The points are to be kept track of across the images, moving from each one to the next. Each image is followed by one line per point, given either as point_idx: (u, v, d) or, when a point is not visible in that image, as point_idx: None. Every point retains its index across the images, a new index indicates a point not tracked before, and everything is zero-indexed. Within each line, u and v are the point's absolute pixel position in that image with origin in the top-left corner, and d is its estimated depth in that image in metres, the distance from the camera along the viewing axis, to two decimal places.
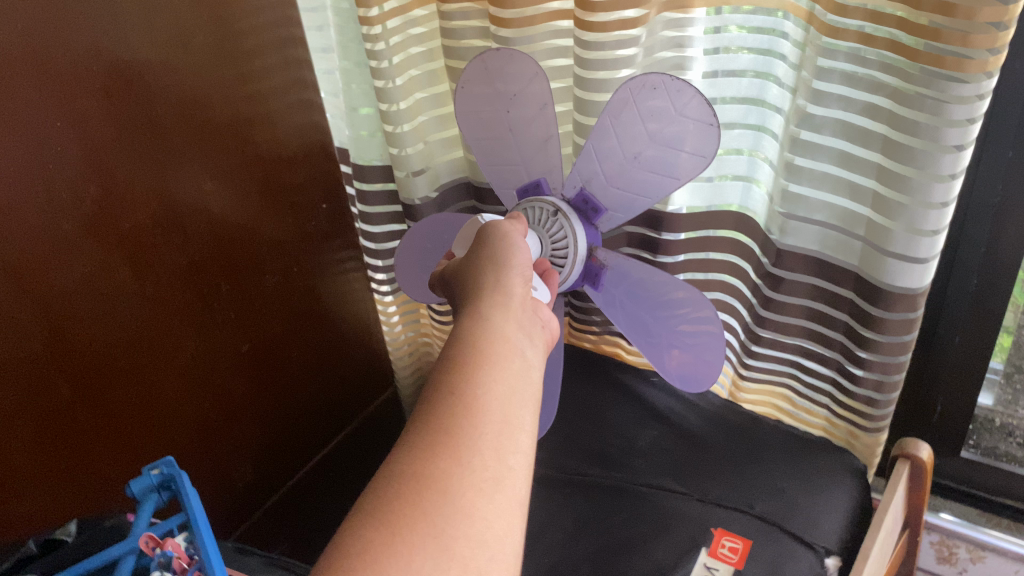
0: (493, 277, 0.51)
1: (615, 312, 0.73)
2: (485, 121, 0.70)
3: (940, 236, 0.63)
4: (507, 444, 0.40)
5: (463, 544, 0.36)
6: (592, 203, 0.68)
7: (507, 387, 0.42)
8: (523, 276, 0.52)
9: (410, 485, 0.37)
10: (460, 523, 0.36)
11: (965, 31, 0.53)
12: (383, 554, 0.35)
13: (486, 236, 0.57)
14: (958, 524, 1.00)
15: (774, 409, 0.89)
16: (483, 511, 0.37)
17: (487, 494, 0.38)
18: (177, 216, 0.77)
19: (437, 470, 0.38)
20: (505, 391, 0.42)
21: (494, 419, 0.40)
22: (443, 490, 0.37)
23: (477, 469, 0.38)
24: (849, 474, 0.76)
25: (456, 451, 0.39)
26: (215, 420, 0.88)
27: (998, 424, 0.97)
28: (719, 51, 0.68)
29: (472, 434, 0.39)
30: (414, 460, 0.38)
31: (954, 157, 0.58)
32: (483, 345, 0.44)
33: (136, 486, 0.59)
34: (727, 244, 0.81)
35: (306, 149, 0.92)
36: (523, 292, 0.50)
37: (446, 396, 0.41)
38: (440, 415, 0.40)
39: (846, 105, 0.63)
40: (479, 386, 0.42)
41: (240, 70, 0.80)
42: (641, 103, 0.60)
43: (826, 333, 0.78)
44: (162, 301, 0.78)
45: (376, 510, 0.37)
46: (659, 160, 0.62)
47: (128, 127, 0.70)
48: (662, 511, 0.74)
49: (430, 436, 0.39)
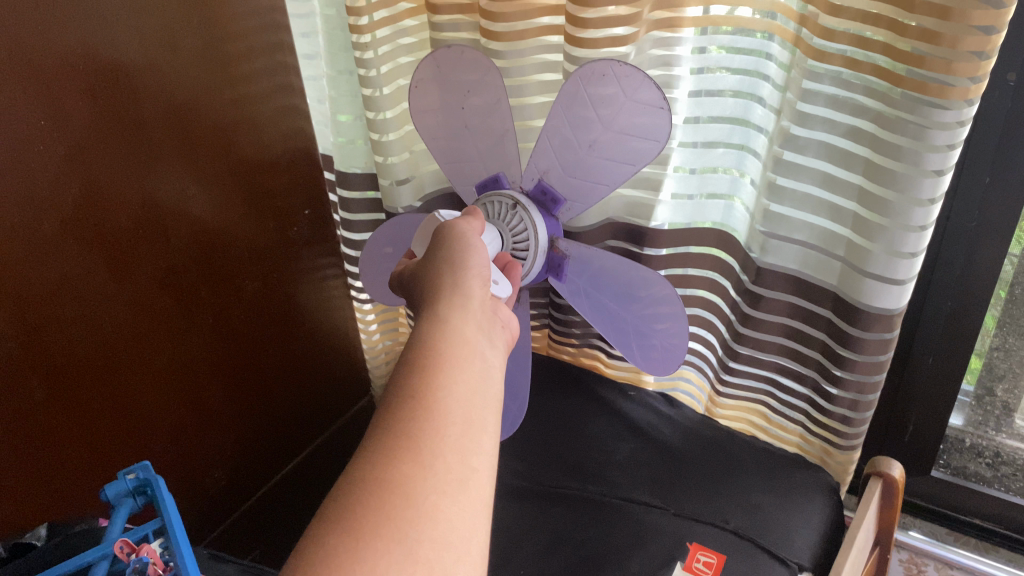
0: (451, 279, 0.51)
1: (581, 303, 0.73)
2: (441, 116, 0.69)
3: (918, 258, 0.64)
4: (468, 447, 0.41)
5: (428, 547, 0.36)
6: (551, 195, 0.68)
7: (468, 391, 0.43)
8: (481, 277, 0.53)
9: (372, 490, 0.37)
10: (424, 525, 0.37)
11: (948, 58, 0.55)
12: (352, 555, 0.35)
13: (441, 237, 0.57)
14: (926, 542, 1.01)
15: (750, 425, 0.90)
16: (447, 514, 0.38)
17: (451, 496, 0.38)
18: (158, 218, 0.76)
19: (398, 473, 0.38)
20: (464, 394, 0.43)
21: (456, 422, 0.41)
22: (407, 494, 0.37)
23: (440, 473, 0.39)
24: (822, 492, 0.78)
25: (417, 454, 0.39)
26: (191, 426, 0.87)
27: (968, 444, 0.99)
28: (703, 71, 0.69)
29: (433, 439, 0.40)
30: (379, 464, 0.38)
31: (933, 182, 0.60)
32: (440, 348, 0.45)
33: (110, 491, 0.58)
34: (707, 261, 0.81)
35: (289, 154, 0.91)
36: (481, 294, 0.51)
37: (406, 399, 0.41)
38: (400, 419, 0.40)
39: (830, 127, 0.64)
40: (439, 389, 0.42)
41: (227, 73, 0.80)
42: (590, 88, 0.60)
43: (803, 352, 0.79)
44: (141, 304, 0.77)
45: (337, 516, 0.36)
46: (615, 146, 0.62)
47: (113, 127, 0.70)
48: (642, 525, 0.74)
49: (391, 440, 0.39)
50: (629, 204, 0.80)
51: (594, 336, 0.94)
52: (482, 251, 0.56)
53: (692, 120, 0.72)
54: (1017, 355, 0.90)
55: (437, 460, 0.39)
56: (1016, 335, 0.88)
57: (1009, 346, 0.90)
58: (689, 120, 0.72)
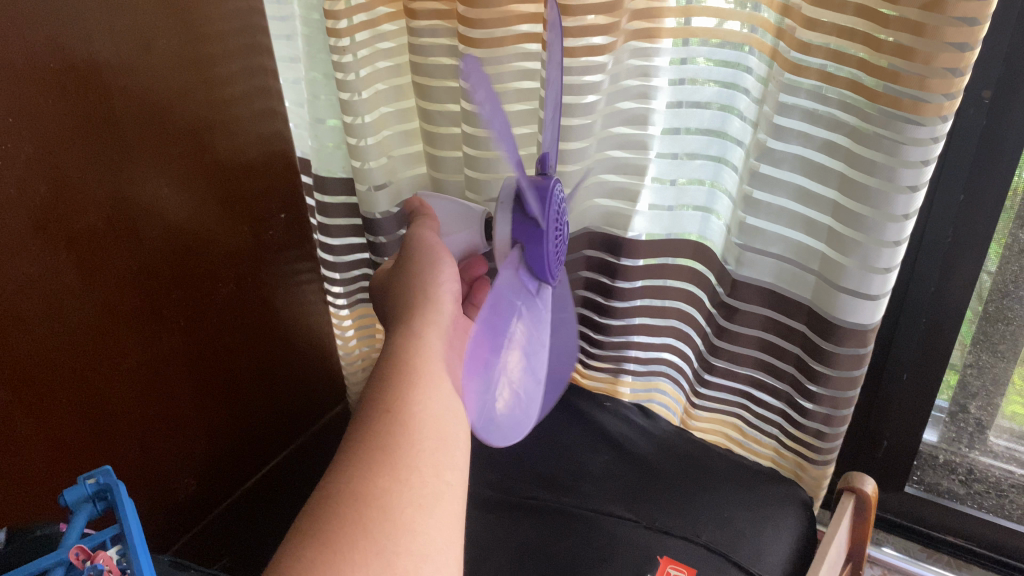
0: (421, 300, 0.54)
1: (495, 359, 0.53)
2: None
3: (891, 274, 0.64)
4: (442, 461, 0.44)
5: (406, 558, 0.38)
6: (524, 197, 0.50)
7: (440, 410, 0.46)
8: (451, 295, 0.56)
9: (350, 504, 0.40)
10: (402, 538, 0.39)
11: (922, 74, 0.55)
12: (340, 557, 0.37)
13: (410, 259, 0.58)
14: (900, 559, 1.01)
15: (724, 439, 0.90)
16: (423, 527, 0.40)
17: (427, 509, 0.41)
18: (129, 220, 0.75)
19: (375, 487, 0.41)
20: (436, 410, 0.46)
21: (431, 439, 0.44)
22: (384, 507, 0.40)
23: (416, 486, 0.42)
24: (795, 507, 0.77)
25: (394, 469, 0.42)
26: (159, 430, 0.86)
27: (941, 461, 0.99)
28: (685, 82, 0.68)
29: (408, 455, 0.43)
30: (354, 478, 0.41)
31: (907, 197, 0.60)
32: (417, 366, 0.48)
33: (70, 496, 0.57)
34: (684, 273, 0.81)
35: (266, 157, 0.90)
36: (450, 311, 0.55)
37: (381, 416, 0.45)
38: (375, 436, 0.43)
39: (805, 141, 0.64)
40: (413, 404, 0.46)
41: (204, 75, 0.79)
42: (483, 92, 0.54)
43: (777, 365, 0.78)
44: (110, 306, 0.76)
45: (315, 530, 0.39)
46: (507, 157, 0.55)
47: (84, 126, 0.69)
48: (614, 537, 0.74)
49: (368, 454, 0.42)
50: (606, 213, 0.80)
51: None
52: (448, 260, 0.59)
53: (670, 132, 0.72)
54: (989, 372, 0.91)
55: (413, 472, 0.42)
56: (989, 353, 0.89)
57: (982, 363, 0.90)
58: (668, 131, 0.72)
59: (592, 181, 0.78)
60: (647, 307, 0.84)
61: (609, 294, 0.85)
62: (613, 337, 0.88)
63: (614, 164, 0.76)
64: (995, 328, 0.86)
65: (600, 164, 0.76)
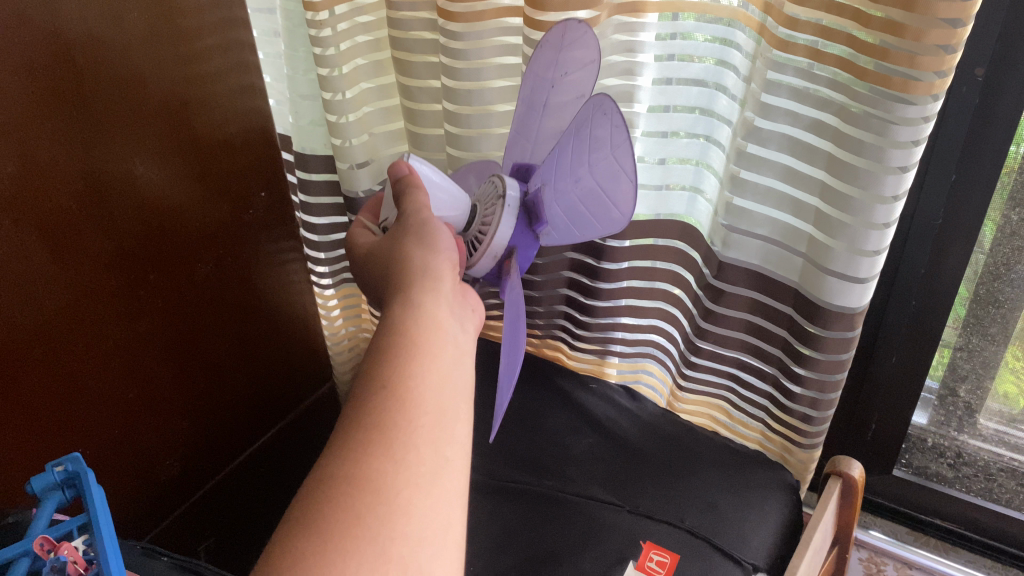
0: (420, 261, 0.50)
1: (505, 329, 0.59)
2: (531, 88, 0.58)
3: (880, 257, 0.62)
4: (442, 436, 0.40)
5: (401, 545, 0.36)
6: (539, 210, 0.57)
7: (439, 380, 0.42)
8: (451, 262, 0.51)
9: (342, 490, 0.36)
10: (396, 522, 0.36)
11: (912, 52, 0.53)
12: (333, 547, 0.35)
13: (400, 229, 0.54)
14: (889, 543, 1.00)
15: (711, 421, 0.89)
16: (419, 508, 0.37)
17: (424, 490, 0.38)
18: (102, 198, 0.73)
19: (370, 471, 0.37)
20: (436, 379, 0.42)
21: (429, 412, 0.40)
22: (376, 491, 0.37)
23: (413, 464, 0.38)
24: (781, 491, 0.77)
25: (388, 446, 0.38)
26: (139, 412, 0.85)
27: (930, 444, 0.98)
28: (673, 58, 0.66)
29: (404, 432, 0.39)
30: (345, 459, 0.38)
31: (897, 178, 0.58)
32: (414, 333, 0.44)
33: (36, 484, 0.55)
34: (671, 253, 0.79)
35: (244, 134, 0.88)
36: (451, 276, 0.50)
37: (377, 389, 0.40)
38: (370, 409, 0.40)
39: (793, 120, 0.62)
40: (412, 377, 0.41)
41: (177, 50, 0.77)
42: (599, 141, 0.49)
43: (764, 347, 0.77)
44: (85, 287, 0.74)
45: (301, 517, 0.36)
46: (592, 202, 0.52)
47: (53, 102, 0.67)
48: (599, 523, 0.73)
49: (363, 432, 0.39)
50: None
51: (556, 327, 0.93)
52: (445, 232, 0.53)
53: (657, 109, 0.69)
54: (980, 355, 0.89)
55: (411, 450, 0.39)
56: (979, 335, 0.88)
57: (972, 346, 0.89)
58: (657, 109, 0.69)
59: None
60: (633, 288, 0.83)
61: (594, 276, 0.83)
62: (600, 319, 0.87)
63: None
64: (987, 311, 0.85)
65: None
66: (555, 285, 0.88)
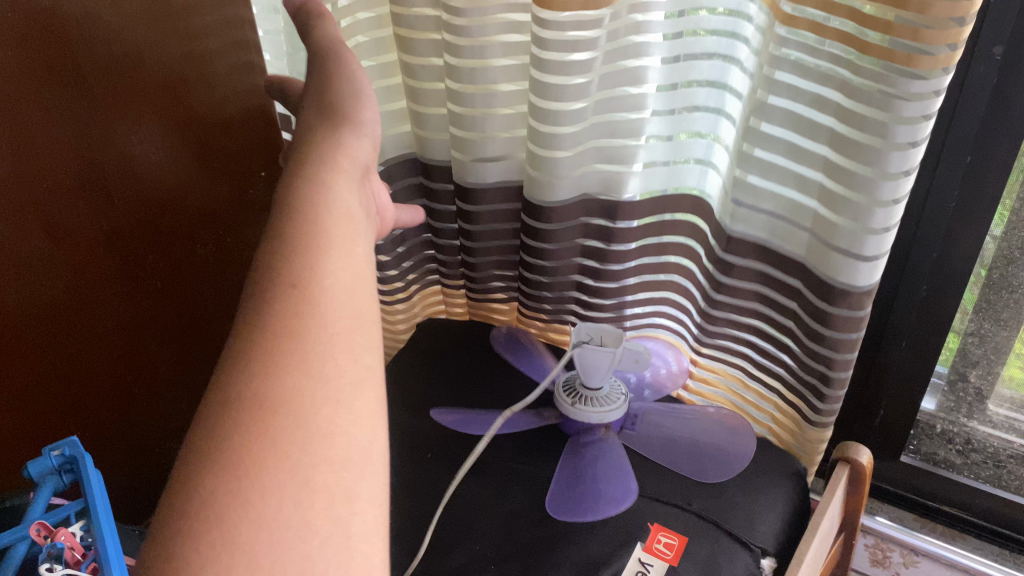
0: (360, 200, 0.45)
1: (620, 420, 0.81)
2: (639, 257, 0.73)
3: (889, 234, 0.61)
4: (360, 340, 0.39)
5: (324, 471, 0.34)
6: None
7: (354, 308, 0.40)
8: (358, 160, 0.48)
9: (245, 415, 0.34)
10: (317, 447, 0.34)
11: (916, 25, 0.51)
12: (250, 483, 0.32)
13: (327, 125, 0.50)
14: (893, 528, 1.00)
15: (731, 397, 0.89)
16: (342, 425, 0.35)
17: (345, 405, 0.36)
18: (101, 177, 0.72)
19: (277, 391, 0.35)
20: (348, 279, 0.40)
21: (340, 322, 0.39)
22: (296, 418, 0.35)
23: (332, 379, 0.37)
24: (787, 477, 0.76)
25: (303, 360, 0.36)
26: (138, 394, 0.84)
27: (939, 430, 0.97)
28: (682, 35, 0.64)
29: (313, 345, 0.37)
30: (258, 377, 0.35)
31: (903, 155, 0.56)
32: (328, 237, 0.41)
33: (33, 468, 0.54)
34: (684, 228, 0.77)
35: (245, 113, 0.87)
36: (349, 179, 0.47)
37: (287, 290, 0.38)
38: (280, 316, 0.38)
39: (795, 95, 0.60)
40: (322, 277, 0.40)
41: (177, 26, 0.75)
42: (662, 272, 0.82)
43: (778, 318, 0.75)
44: (84, 268, 0.73)
45: (221, 451, 0.33)
46: None
47: (49, 78, 0.65)
48: (579, 494, 0.72)
49: (279, 354, 0.36)
50: (604, 177, 0.76)
51: (565, 310, 0.91)
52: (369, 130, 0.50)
53: (667, 88, 0.68)
54: (992, 341, 0.89)
55: (327, 360, 0.37)
56: (991, 321, 0.87)
57: (984, 331, 0.88)
58: (665, 88, 0.68)
59: (589, 146, 0.74)
60: (643, 266, 0.82)
61: (603, 258, 0.82)
62: (609, 299, 0.86)
63: (611, 129, 0.71)
64: (999, 295, 0.84)
65: (596, 128, 0.72)
66: (567, 272, 0.85)
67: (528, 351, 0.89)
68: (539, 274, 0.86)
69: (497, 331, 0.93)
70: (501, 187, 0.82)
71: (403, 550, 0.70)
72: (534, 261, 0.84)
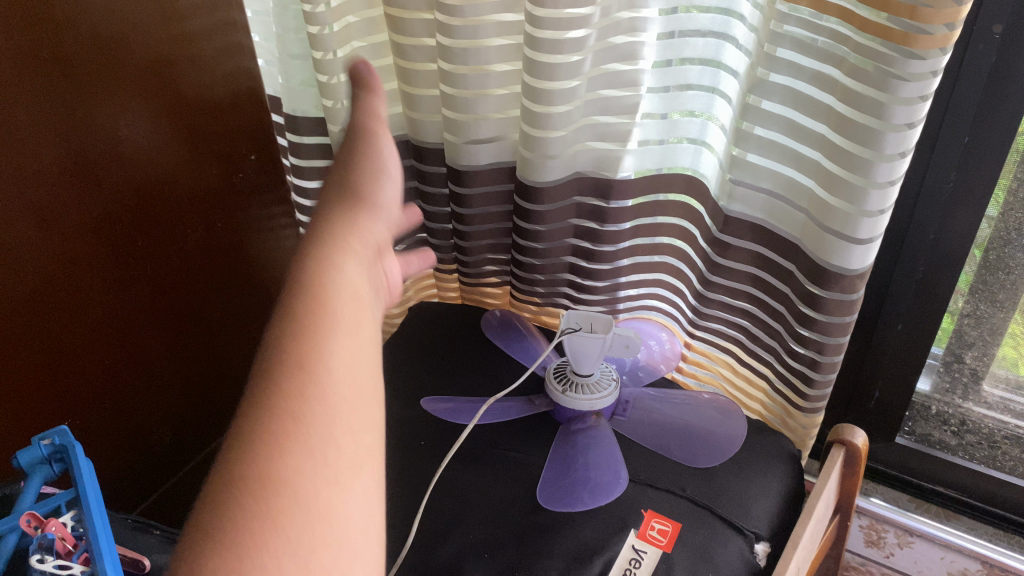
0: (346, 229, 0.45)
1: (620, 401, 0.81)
2: None
3: (883, 216, 0.60)
4: (361, 418, 0.38)
5: (326, 553, 0.33)
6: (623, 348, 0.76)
7: (356, 379, 0.39)
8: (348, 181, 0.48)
9: (250, 499, 0.33)
10: (318, 530, 0.34)
11: (914, 2, 0.51)
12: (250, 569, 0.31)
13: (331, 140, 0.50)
14: (888, 510, 1.00)
15: (721, 378, 0.89)
16: (341, 510, 0.35)
17: (343, 485, 0.36)
18: (87, 161, 0.71)
19: (282, 473, 0.34)
20: (352, 355, 0.40)
21: (345, 393, 0.38)
22: (295, 499, 0.34)
23: (331, 462, 0.36)
24: (782, 460, 0.75)
25: (303, 441, 0.36)
26: (127, 379, 0.83)
27: (934, 412, 0.98)
28: (676, 10, 0.63)
29: (318, 424, 0.37)
30: (260, 463, 0.35)
31: (902, 135, 0.56)
32: (328, 308, 0.41)
33: (22, 458, 0.54)
34: (678, 209, 0.76)
35: (233, 95, 0.85)
36: None
37: (287, 372, 0.38)
38: (280, 397, 0.37)
39: (796, 72, 0.60)
40: (325, 351, 0.39)
41: (164, 9, 0.74)
42: (655, 250, 0.81)
43: (764, 300, 0.75)
44: (71, 254, 0.72)
45: (237, 533, 0.32)
46: None
47: (34, 62, 0.64)
48: (568, 481, 0.72)
49: (271, 421, 0.36)
50: (598, 157, 0.75)
51: (558, 294, 0.91)
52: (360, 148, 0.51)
53: (661, 64, 0.66)
54: (987, 322, 0.89)
55: (329, 444, 0.36)
56: (987, 303, 0.87)
57: (979, 313, 0.88)
58: (659, 64, 0.66)
59: (583, 124, 0.73)
60: (636, 247, 0.81)
61: (596, 239, 0.81)
62: (602, 282, 0.85)
63: (604, 104, 0.70)
64: (995, 277, 0.84)
65: (589, 105, 0.71)
66: (558, 253, 0.85)
67: (520, 336, 0.89)
68: (531, 258, 0.85)
69: (487, 316, 0.93)
70: (495, 168, 0.81)
71: (396, 538, 0.70)
72: (527, 245, 0.83)
